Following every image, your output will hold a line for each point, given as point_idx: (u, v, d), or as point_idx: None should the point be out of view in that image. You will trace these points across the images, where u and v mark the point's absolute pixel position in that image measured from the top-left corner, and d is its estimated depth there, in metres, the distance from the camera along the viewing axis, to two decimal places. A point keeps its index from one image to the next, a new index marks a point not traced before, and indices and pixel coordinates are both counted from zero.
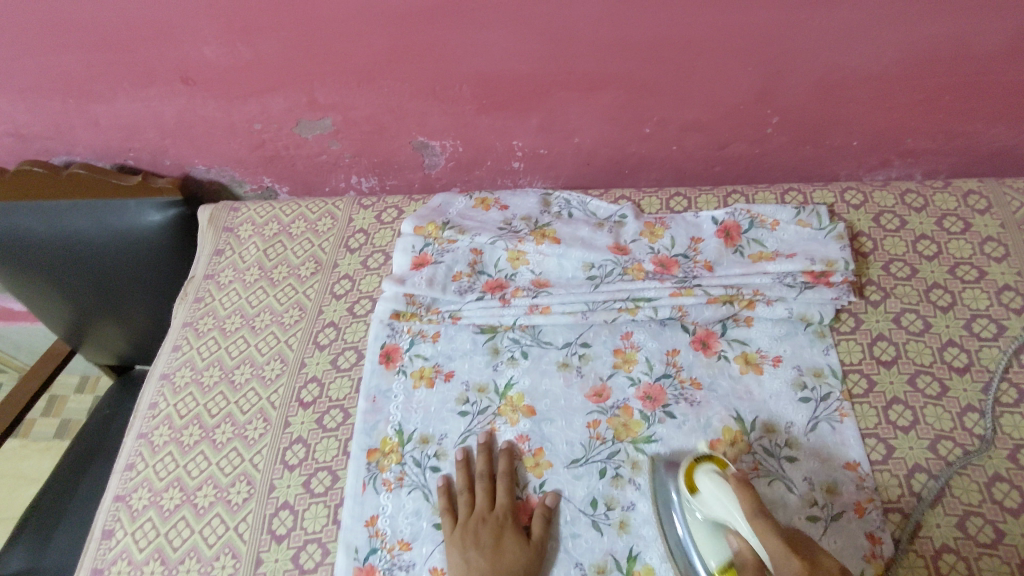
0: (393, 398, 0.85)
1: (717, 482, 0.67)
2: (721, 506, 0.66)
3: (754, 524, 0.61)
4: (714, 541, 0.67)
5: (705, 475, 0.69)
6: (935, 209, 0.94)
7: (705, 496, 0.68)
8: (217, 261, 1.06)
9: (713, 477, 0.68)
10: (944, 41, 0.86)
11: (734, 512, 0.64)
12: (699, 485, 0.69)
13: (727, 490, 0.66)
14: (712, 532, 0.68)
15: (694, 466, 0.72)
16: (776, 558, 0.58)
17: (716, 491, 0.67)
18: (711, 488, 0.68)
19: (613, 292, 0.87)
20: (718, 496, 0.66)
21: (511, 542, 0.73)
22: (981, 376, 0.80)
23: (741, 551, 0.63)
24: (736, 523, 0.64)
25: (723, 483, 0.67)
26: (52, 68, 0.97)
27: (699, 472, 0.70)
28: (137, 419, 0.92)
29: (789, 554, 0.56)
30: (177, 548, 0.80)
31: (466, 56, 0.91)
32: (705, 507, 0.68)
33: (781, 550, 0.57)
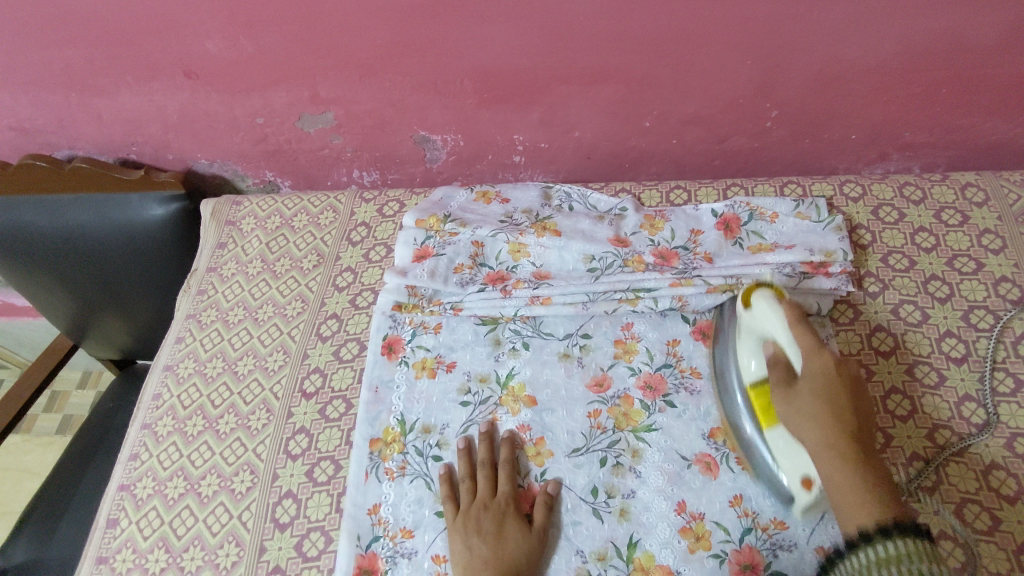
0: (395, 389, 0.86)
1: (769, 301, 0.72)
2: (767, 318, 0.71)
3: (798, 335, 0.68)
4: (754, 347, 0.74)
5: (761, 293, 0.74)
6: (934, 202, 0.95)
7: (757, 311, 0.73)
8: (220, 254, 1.07)
9: (768, 295, 0.73)
10: (941, 35, 0.87)
11: (778, 321, 0.70)
12: (752, 301, 0.74)
13: (780, 311, 0.70)
14: (757, 346, 0.74)
15: (752, 288, 0.75)
16: (806, 356, 0.66)
17: (767, 307, 0.71)
18: (764, 307, 0.72)
19: (613, 283, 0.88)
20: (768, 312, 0.71)
21: (514, 529, 0.73)
22: (979, 366, 0.81)
23: (778, 355, 0.70)
24: (781, 336, 0.69)
25: (778, 305, 0.71)
26: (55, 62, 0.97)
27: (754, 291, 0.75)
28: (141, 409, 0.93)
29: (819, 350, 0.66)
30: (181, 536, 0.81)
31: (467, 50, 0.92)
32: (754, 320, 0.74)
33: (816, 352, 0.66)
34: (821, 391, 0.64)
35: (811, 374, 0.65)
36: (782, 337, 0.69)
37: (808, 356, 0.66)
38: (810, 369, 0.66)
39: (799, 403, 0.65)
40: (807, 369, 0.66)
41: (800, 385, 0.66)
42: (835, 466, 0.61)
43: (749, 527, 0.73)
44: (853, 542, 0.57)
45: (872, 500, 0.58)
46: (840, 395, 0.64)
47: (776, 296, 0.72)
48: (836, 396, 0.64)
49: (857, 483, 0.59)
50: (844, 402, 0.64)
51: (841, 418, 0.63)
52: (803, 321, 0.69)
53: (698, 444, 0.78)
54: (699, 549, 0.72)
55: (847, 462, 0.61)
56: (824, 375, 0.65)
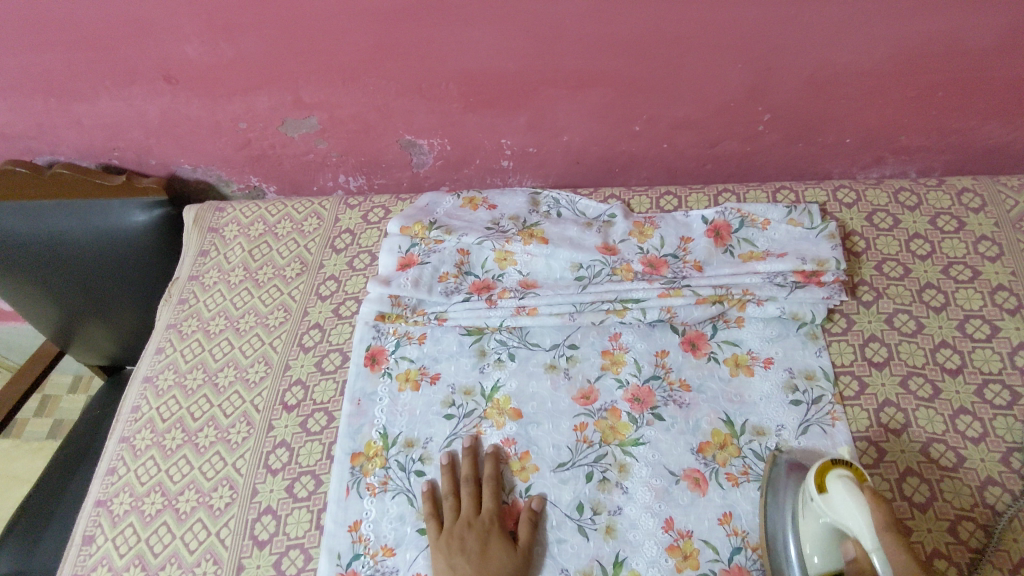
0: (378, 402, 0.84)
1: (850, 491, 0.61)
2: (845, 511, 0.60)
3: (889, 549, 0.56)
4: (822, 540, 0.62)
5: (840, 480, 0.62)
6: (929, 208, 0.92)
7: (834, 501, 0.61)
8: (202, 262, 1.05)
9: (849, 483, 0.62)
10: (937, 37, 0.84)
11: (861, 520, 0.58)
12: (829, 486, 0.63)
13: (864, 509, 0.59)
14: (827, 537, 0.62)
15: (827, 465, 0.65)
16: None
17: (850, 501, 0.60)
18: (843, 496, 0.61)
19: (601, 292, 0.86)
20: (848, 507, 0.60)
21: (497, 548, 0.71)
22: (974, 378, 0.78)
23: (860, 560, 0.58)
24: (864, 537, 0.58)
25: (859, 497, 0.60)
26: (32, 67, 0.95)
27: (830, 471, 0.64)
28: (119, 422, 0.91)
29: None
30: (157, 554, 0.79)
31: (452, 54, 0.90)
32: (829, 510, 0.62)
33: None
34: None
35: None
36: (866, 540, 0.58)
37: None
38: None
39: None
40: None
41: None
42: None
43: (739, 546, 0.71)
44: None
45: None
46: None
47: (855, 483, 0.62)
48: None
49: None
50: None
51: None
52: (893, 528, 0.57)
53: (687, 459, 0.76)
54: (687, 568, 0.70)
55: None
56: None
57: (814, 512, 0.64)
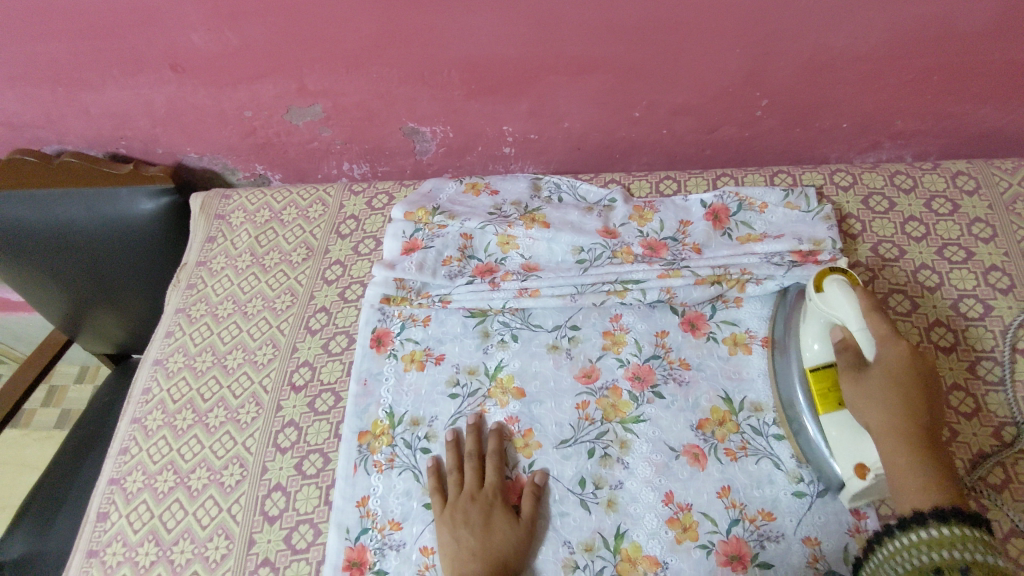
0: (384, 381, 0.86)
1: (844, 289, 0.70)
2: (836, 305, 0.70)
3: (872, 324, 0.68)
4: (818, 330, 0.73)
5: (834, 280, 0.72)
6: (924, 190, 0.94)
7: (829, 297, 0.71)
8: (209, 248, 1.06)
9: (841, 283, 0.71)
10: (931, 22, 0.86)
11: (848, 309, 0.69)
12: (825, 287, 0.72)
13: (853, 299, 0.69)
14: (822, 327, 0.73)
15: (824, 272, 0.74)
16: (882, 345, 0.67)
17: (844, 297, 0.70)
18: (837, 293, 0.71)
19: (601, 274, 0.88)
20: (842, 300, 0.70)
21: (501, 520, 0.73)
22: (967, 356, 0.80)
23: (847, 341, 0.70)
24: (851, 321, 0.69)
25: (850, 294, 0.70)
26: (41, 56, 0.97)
27: (827, 276, 0.73)
28: (131, 404, 0.93)
29: (897, 340, 0.67)
30: (171, 530, 0.81)
31: (454, 41, 0.91)
32: (826, 307, 0.72)
33: (890, 335, 0.67)
34: (895, 376, 0.66)
35: (886, 358, 0.66)
36: (852, 324, 0.69)
37: (883, 342, 0.67)
38: (884, 355, 0.66)
39: (867, 384, 0.67)
40: (883, 354, 0.67)
41: (872, 368, 0.67)
42: (898, 447, 0.63)
43: (737, 518, 0.73)
44: (909, 522, 0.61)
45: (936, 489, 0.61)
46: (913, 382, 0.65)
47: (848, 283, 0.71)
48: (909, 381, 0.65)
49: (922, 480, 0.61)
50: (917, 388, 0.65)
51: (909, 406, 0.64)
52: (877, 310, 0.68)
53: (686, 435, 0.78)
54: (686, 540, 0.72)
55: (914, 451, 0.63)
56: (900, 361, 0.66)
57: (812, 310, 0.74)
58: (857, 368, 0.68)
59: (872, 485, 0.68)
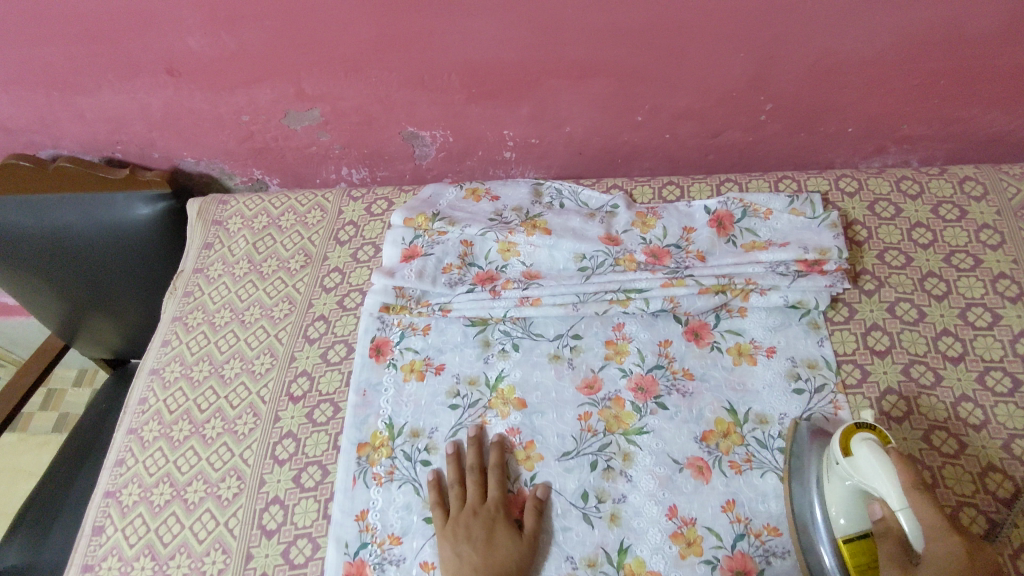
0: (383, 392, 0.85)
1: (880, 457, 0.62)
2: (872, 480, 0.62)
3: (917, 513, 0.60)
4: (846, 500, 0.66)
5: (864, 443, 0.64)
6: (931, 196, 0.93)
7: (859, 463, 0.63)
8: (206, 254, 1.05)
9: (875, 452, 0.63)
10: (940, 25, 0.84)
11: (887, 487, 0.61)
12: (854, 451, 0.64)
13: (891, 476, 0.61)
14: (852, 497, 0.65)
15: (852, 429, 0.66)
16: (933, 541, 0.59)
17: (878, 467, 0.62)
18: (870, 461, 0.62)
19: (604, 283, 0.86)
20: (875, 470, 0.62)
21: (503, 536, 0.72)
22: (975, 366, 0.79)
23: (887, 520, 0.62)
24: (890, 500, 0.61)
25: (887, 468, 0.61)
26: (35, 60, 0.95)
27: (855, 435, 0.65)
28: (127, 414, 0.92)
29: (949, 533, 0.59)
30: (167, 544, 0.80)
31: (454, 45, 0.90)
32: (855, 474, 0.64)
33: (943, 530, 0.59)
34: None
35: (935, 556, 0.58)
36: (893, 504, 0.60)
37: (932, 537, 0.59)
38: (935, 555, 0.58)
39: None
40: (933, 551, 0.59)
41: (920, 568, 0.59)
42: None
43: (742, 533, 0.71)
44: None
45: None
46: None
47: (880, 449, 0.63)
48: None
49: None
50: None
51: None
52: (918, 489, 0.61)
53: (690, 447, 0.77)
54: (691, 555, 0.71)
55: None
56: (957, 564, 0.58)
57: (839, 474, 0.66)
58: (902, 563, 0.61)
59: None
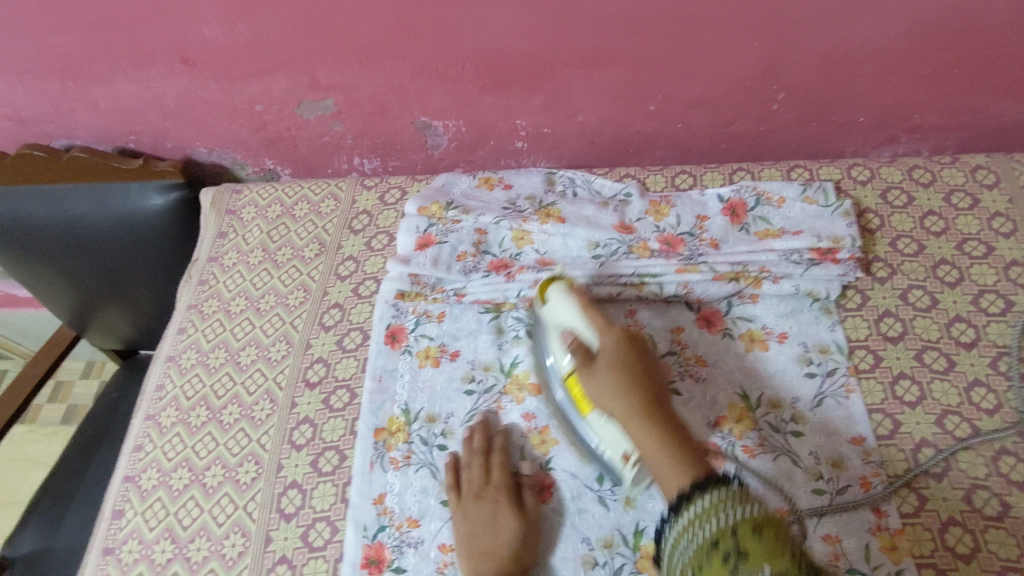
0: (399, 378, 0.85)
1: (565, 293, 0.77)
2: (564, 309, 0.76)
3: (590, 319, 0.74)
4: (554, 341, 0.77)
5: (556, 288, 0.79)
6: (944, 184, 0.93)
7: (554, 304, 0.78)
8: (220, 243, 1.06)
9: (562, 289, 0.78)
10: (953, 12, 0.85)
11: (574, 312, 0.75)
12: (550, 297, 0.79)
13: (574, 302, 0.76)
14: (554, 337, 0.78)
15: (549, 283, 0.80)
16: (602, 334, 0.72)
17: (564, 301, 0.76)
18: (560, 299, 0.77)
19: (619, 269, 0.87)
20: (564, 305, 0.76)
21: (509, 517, 0.73)
22: (989, 351, 0.80)
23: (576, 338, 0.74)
24: (576, 321, 0.75)
25: (571, 296, 0.77)
26: (50, 49, 0.96)
27: (550, 285, 0.80)
28: (144, 400, 0.93)
29: (612, 328, 0.72)
30: (186, 527, 0.80)
31: (469, 34, 0.90)
32: (550, 313, 0.78)
33: (607, 324, 0.73)
34: (618, 365, 0.69)
35: (608, 348, 0.71)
36: (579, 323, 0.74)
37: (603, 334, 0.72)
38: (606, 345, 0.71)
39: (598, 377, 0.69)
40: (602, 342, 0.72)
41: (598, 361, 0.70)
42: (642, 426, 0.65)
43: None
44: (678, 506, 0.58)
45: (678, 452, 0.63)
46: (636, 367, 0.69)
47: (568, 288, 0.78)
48: (634, 366, 0.69)
49: (673, 461, 0.62)
50: (636, 372, 0.69)
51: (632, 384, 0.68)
52: (593, 305, 0.75)
53: (704, 433, 0.77)
54: None
55: (655, 432, 0.65)
56: (616, 346, 0.71)
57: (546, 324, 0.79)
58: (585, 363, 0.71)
59: (638, 472, 0.70)
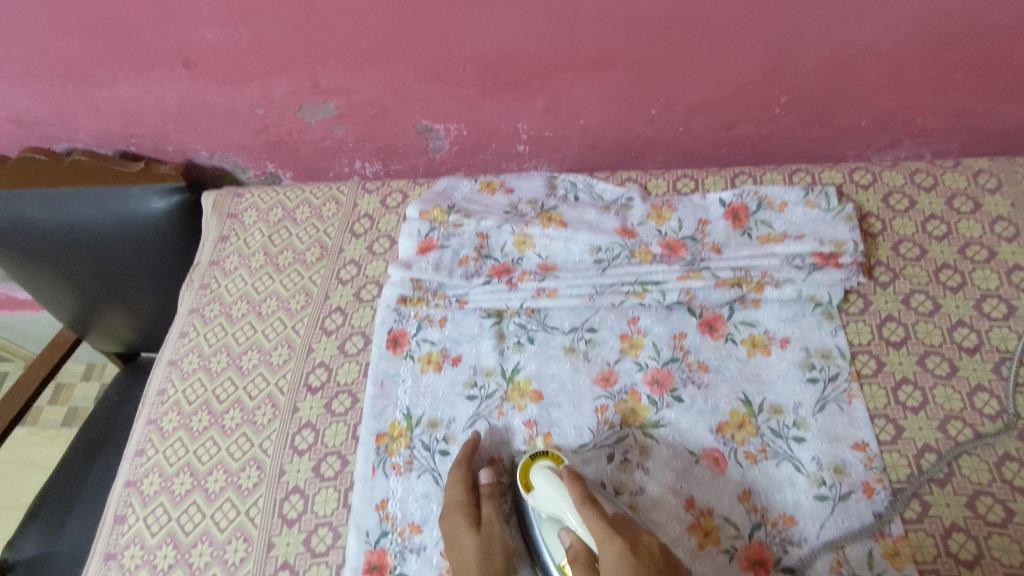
0: (401, 383, 0.85)
1: (550, 480, 0.71)
2: (553, 501, 0.70)
3: (581, 515, 0.66)
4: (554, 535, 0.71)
5: (540, 471, 0.73)
6: (946, 188, 0.93)
7: (541, 492, 0.71)
8: (221, 247, 1.06)
9: (549, 474, 0.72)
10: (955, 15, 0.85)
11: (566, 504, 0.69)
12: (535, 484, 0.73)
13: (564, 493, 0.69)
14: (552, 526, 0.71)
15: (529, 463, 0.75)
16: (602, 548, 0.62)
17: (551, 489, 0.71)
18: (548, 488, 0.71)
19: (620, 275, 0.87)
20: (551, 492, 0.70)
21: (467, 531, 0.72)
22: (991, 356, 0.80)
23: (577, 546, 0.66)
24: (568, 514, 0.68)
25: (560, 484, 0.70)
26: (51, 53, 0.96)
27: (534, 467, 0.74)
28: (146, 405, 0.93)
29: (613, 534, 0.62)
30: (189, 532, 0.80)
31: (471, 37, 0.90)
32: (538, 502, 0.72)
33: (607, 533, 0.63)
34: None
35: (609, 566, 0.60)
36: (574, 521, 0.68)
37: (603, 545, 0.62)
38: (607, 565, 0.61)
39: None
40: (606, 557, 0.61)
41: None
42: None
43: (759, 523, 0.72)
44: None
45: None
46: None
47: (555, 470, 0.72)
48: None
49: None
50: None
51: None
52: (588, 498, 0.67)
53: (706, 439, 0.77)
54: (709, 545, 0.71)
55: None
56: (620, 561, 0.60)
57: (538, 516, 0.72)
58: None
59: None
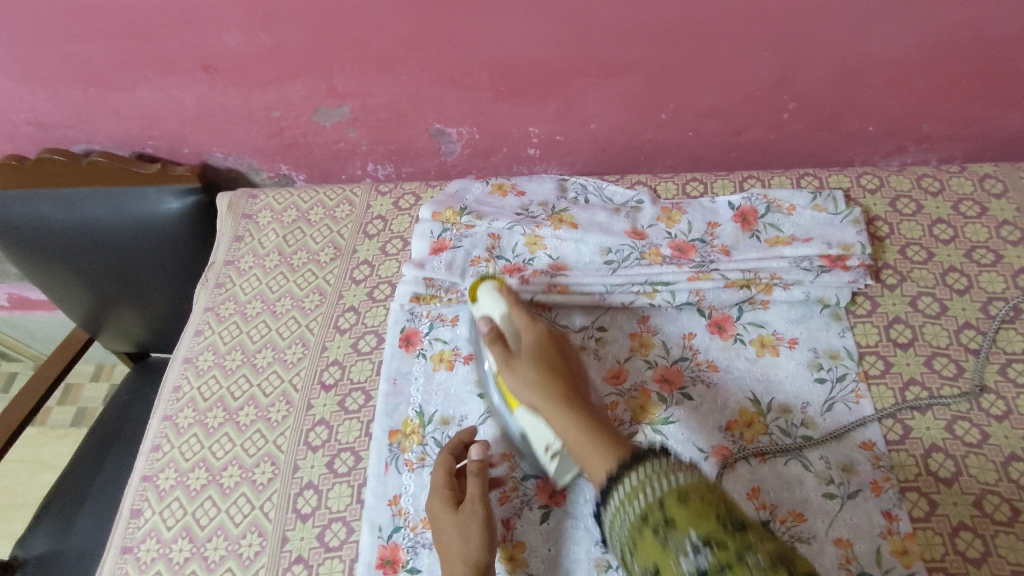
0: (414, 381, 0.87)
1: (493, 293, 0.82)
2: (492, 310, 0.81)
3: (513, 314, 0.80)
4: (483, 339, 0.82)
5: (485, 285, 0.83)
6: (952, 193, 0.94)
7: (482, 302, 0.82)
8: (236, 247, 1.07)
9: (491, 289, 0.82)
10: (962, 23, 0.86)
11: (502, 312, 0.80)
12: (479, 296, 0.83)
13: (502, 302, 0.81)
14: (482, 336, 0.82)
15: (479, 281, 0.84)
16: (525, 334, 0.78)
17: (492, 302, 0.81)
18: (488, 299, 0.82)
19: (631, 275, 0.88)
20: (491, 304, 0.81)
21: (447, 521, 0.71)
22: (998, 358, 0.81)
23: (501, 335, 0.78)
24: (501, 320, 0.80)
25: (499, 296, 0.81)
26: (74, 56, 0.98)
27: (480, 283, 0.84)
28: (161, 401, 0.94)
29: (534, 325, 0.78)
30: (204, 526, 0.82)
31: (485, 43, 0.92)
32: (480, 311, 0.82)
33: (529, 324, 0.79)
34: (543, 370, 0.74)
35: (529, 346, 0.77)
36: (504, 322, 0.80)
37: (525, 334, 0.78)
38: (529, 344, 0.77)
39: (521, 377, 0.74)
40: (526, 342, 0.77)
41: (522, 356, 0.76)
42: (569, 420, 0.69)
43: (768, 520, 0.72)
44: (610, 489, 0.57)
45: (603, 435, 0.65)
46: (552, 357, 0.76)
47: (497, 287, 0.82)
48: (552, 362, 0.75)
49: (595, 433, 0.66)
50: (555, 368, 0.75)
51: (556, 376, 0.74)
52: (520, 305, 0.81)
53: (715, 437, 0.78)
54: None
55: (591, 435, 0.66)
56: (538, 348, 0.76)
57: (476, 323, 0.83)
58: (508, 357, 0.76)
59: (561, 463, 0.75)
